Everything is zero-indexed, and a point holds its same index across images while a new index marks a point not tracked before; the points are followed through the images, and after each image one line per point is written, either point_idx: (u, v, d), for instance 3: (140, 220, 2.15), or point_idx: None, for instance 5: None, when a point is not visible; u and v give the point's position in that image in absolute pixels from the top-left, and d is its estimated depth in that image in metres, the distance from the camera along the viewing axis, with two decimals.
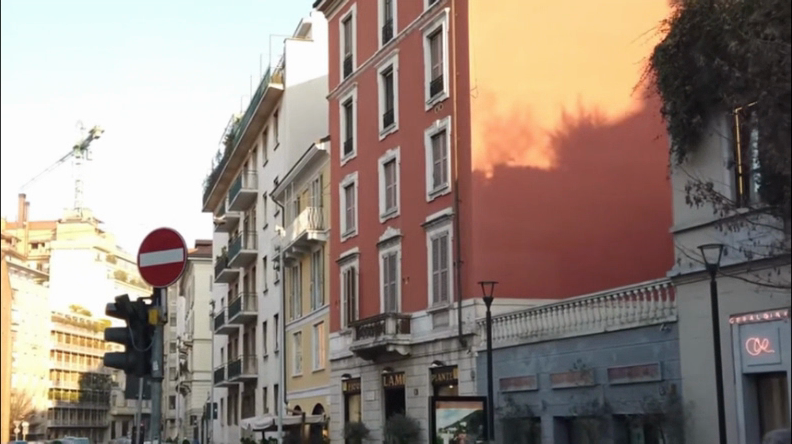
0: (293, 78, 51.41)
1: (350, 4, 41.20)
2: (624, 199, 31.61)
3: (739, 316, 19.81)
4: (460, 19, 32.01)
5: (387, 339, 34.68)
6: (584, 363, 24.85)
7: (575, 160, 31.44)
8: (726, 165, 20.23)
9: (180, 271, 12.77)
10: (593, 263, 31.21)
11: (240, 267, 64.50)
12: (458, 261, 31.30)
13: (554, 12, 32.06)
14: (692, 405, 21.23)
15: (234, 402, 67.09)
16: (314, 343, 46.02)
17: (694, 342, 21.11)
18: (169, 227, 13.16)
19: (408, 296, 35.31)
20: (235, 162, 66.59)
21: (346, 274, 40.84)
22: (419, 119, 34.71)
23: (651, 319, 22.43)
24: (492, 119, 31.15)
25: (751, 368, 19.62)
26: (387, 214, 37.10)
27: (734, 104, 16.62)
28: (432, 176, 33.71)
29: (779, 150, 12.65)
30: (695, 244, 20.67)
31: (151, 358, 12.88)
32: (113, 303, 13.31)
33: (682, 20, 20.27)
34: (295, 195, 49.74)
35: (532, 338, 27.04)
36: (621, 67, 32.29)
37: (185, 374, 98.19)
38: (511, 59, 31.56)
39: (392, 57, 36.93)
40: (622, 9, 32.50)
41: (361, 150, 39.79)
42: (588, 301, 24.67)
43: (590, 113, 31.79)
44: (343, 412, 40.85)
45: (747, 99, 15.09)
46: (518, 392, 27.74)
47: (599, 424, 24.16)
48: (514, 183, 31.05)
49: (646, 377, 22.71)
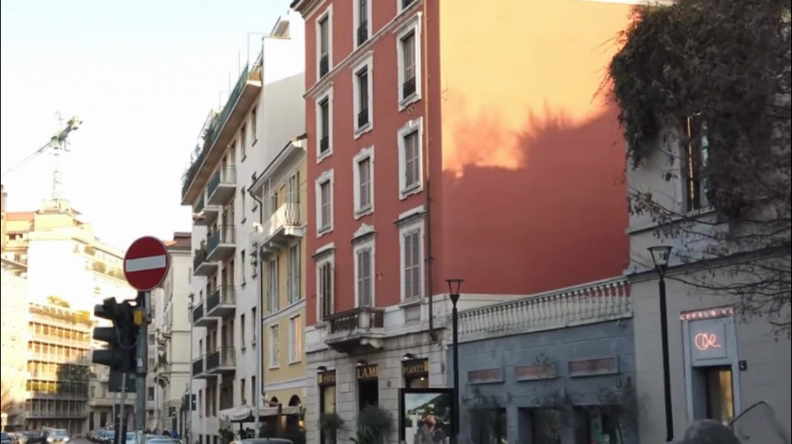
0: (272, 76, 52.37)
1: (326, 5, 42.21)
2: (586, 200, 32.75)
3: (690, 313, 20.97)
4: (431, 23, 33.12)
5: (361, 332, 35.82)
6: (546, 357, 26.09)
7: (541, 161, 32.62)
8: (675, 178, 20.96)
9: (162, 277, 13.89)
10: (555, 260, 32.36)
11: (218, 260, 65.47)
12: (429, 257, 32.43)
13: (521, 17, 33.22)
14: (645, 397, 22.46)
15: (212, 394, 68.09)
16: (291, 336, 47.12)
17: (647, 337, 22.34)
18: (153, 235, 14.23)
19: (380, 291, 36.46)
20: (213, 156, 67.48)
21: (321, 270, 41.91)
22: (392, 120, 35.83)
23: (609, 315, 23.63)
24: (462, 121, 32.31)
25: (700, 362, 20.82)
26: (362, 210, 38.18)
27: (671, 122, 17.78)
28: (405, 175, 34.81)
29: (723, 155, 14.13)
30: (642, 247, 21.92)
31: (136, 355, 13.99)
32: (100, 305, 14.38)
33: (637, 32, 21.09)
34: (272, 190, 50.77)
35: (498, 333, 28.23)
36: (584, 72, 33.50)
37: (163, 365, 98.99)
38: (479, 62, 32.69)
39: (366, 58, 38.00)
40: (587, 17, 33.70)
41: (337, 148, 40.82)
42: (551, 297, 25.89)
43: (556, 115, 32.96)
44: (318, 403, 41.98)
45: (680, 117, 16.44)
46: (484, 384, 28.93)
47: (561, 415, 25.44)
48: (482, 181, 32.23)
49: (603, 370, 23.95)
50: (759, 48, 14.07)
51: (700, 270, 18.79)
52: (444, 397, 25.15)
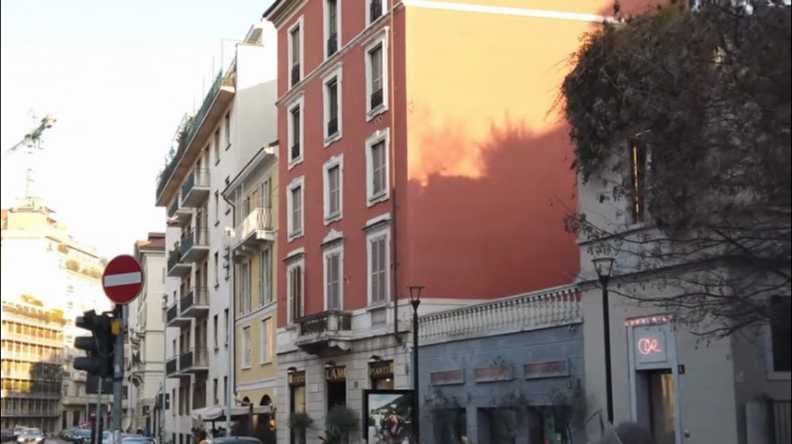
0: (245, 82, 53.48)
1: (298, 16, 43.40)
2: (542, 209, 34.04)
3: (634, 320, 22.19)
4: (398, 38, 34.48)
5: (329, 334, 37.18)
6: (503, 359, 27.48)
7: (502, 170, 33.96)
8: (598, 201, 21.43)
9: (140, 291, 15.21)
10: (511, 266, 33.68)
11: (192, 261, 66.51)
12: (394, 263, 33.77)
13: (483, 33, 34.63)
14: (593, 398, 23.90)
15: (185, 394, 69.14)
16: (263, 337, 48.31)
17: (595, 341, 23.75)
18: (128, 254, 15.50)
19: (348, 295, 37.76)
20: (187, 159, 68.50)
21: (292, 273, 43.16)
22: (360, 130, 37.14)
23: (561, 320, 25.06)
24: (427, 132, 33.69)
25: (643, 365, 22.02)
26: (331, 217, 39.44)
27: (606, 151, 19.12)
28: (372, 183, 36.11)
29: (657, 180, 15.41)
30: (588, 261, 23.40)
31: (113, 361, 15.33)
32: (81, 315, 15.66)
33: (588, 55, 21.70)
34: (245, 195, 51.98)
35: (459, 336, 29.60)
36: (543, 84, 34.86)
37: (137, 364, 99.64)
38: (442, 76, 34.08)
39: (336, 68, 39.28)
40: (546, 33, 35.07)
41: (307, 155, 42.06)
42: (508, 302, 27.29)
43: (517, 127, 34.35)
44: (289, 403, 43.25)
45: (618, 141, 17.81)
46: (446, 385, 30.29)
47: (516, 414, 26.81)
48: (446, 190, 33.61)
49: (554, 372, 25.35)
50: (678, 84, 15.23)
51: (630, 282, 20.30)
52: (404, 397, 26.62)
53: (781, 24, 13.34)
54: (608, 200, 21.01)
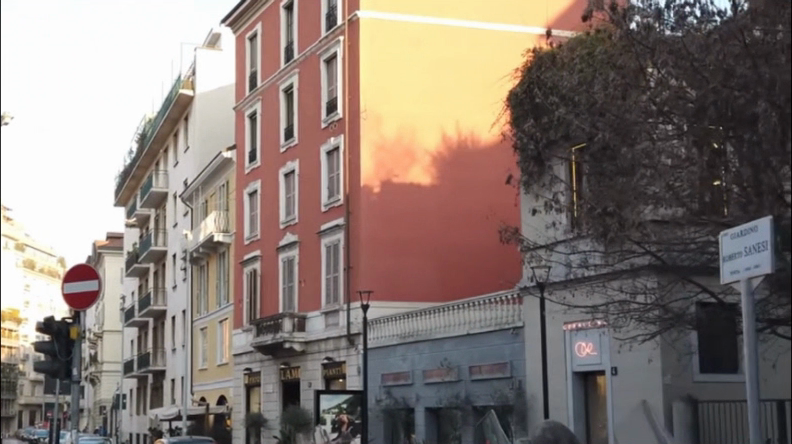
0: (203, 85, 54.20)
1: (256, 23, 44.24)
2: (487, 217, 35.13)
3: (571, 324, 23.38)
4: (351, 48, 35.53)
5: (284, 336, 38.08)
6: (450, 361, 28.61)
7: (451, 178, 35.05)
8: (530, 212, 22.62)
9: (97, 297, 16.12)
10: (459, 272, 34.73)
11: (150, 262, 67.10)
12: (347, 267, 34.77)
13: (434, 43, 35.73)
14: (533, 398, 25.07)
15: (142, 393, 69.74)
16: (219, 337, 49.07)
17: (534, 345, 24.94)
18: (85, 263, 16.38)
19: (303, 298, 38.72)
20: (146, 160, 68.95)
21: (248, 276, 44.00)
22: (315, 136, 38.10)
23: (504, 323, 26.21)
24: (379, 139, 34.78)
25: (579, 367, 23.19)
26: (287, 221, 40.34)
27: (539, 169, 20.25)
28: (327, 189, 37.04)
29: (584, 198, 16.49)
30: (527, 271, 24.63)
31: (71, 365, 16.16)
32: (40, 321, 16.47)
33: (528, 71, 22.79)
34: (203, 198, 52.74)
35: (408, 338, 30.67)
36: (491, 94, 36.03)
37: (94, 364, 99.76)
38: (393, 85, 35.14)
39: (293, 75, 40.14)
40: (494, 46, 36.28)
41: (264, 160, 42.94)
42: (455, 306, 28.41)
43: (466, 135, 35.48)
44: (245, 403, 44.09)
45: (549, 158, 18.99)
46: (396, 386, 31.36)
47: (461, 414, 27.93)
48: (398, 197, 34.69)
49: (497, 373, 26.49)
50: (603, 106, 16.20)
51: (564, 290, 21.57)
52: (351, 399, 27.75)
53: (691, 55, 14.47)
54: (539, 212, 22.12)
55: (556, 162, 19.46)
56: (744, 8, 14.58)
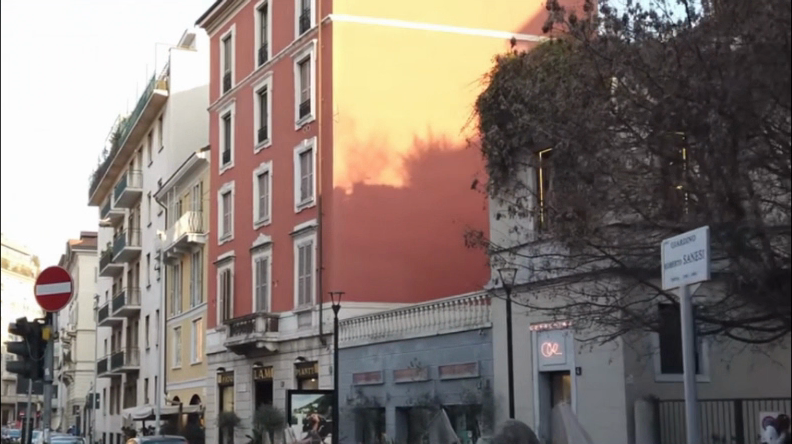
0: (177, 86, 54.35)
1: (230, 24, 44.49)
2: (457, 219, 35.58)
3: (538, 325, 23.86)
4: (325, 51, 35.84)
5: (257, 336, 38.41)
6: (420, 361, 29.04)
7: (422, 180, 35.52)
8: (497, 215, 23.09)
9: (70, 299, 16.43)
10: (429, 273, 35.17)
11: (124, 262, 67.15)
12: (320, 268, 35.12)
13: (407, 47, 36.14)
14: (500, 397, 25.51)
15: (116, 392, 69.74)
16: (193, 337, 49.28)
17: (502, 345, 25.39)
18: (57, 266, 16.68)
19: (276, 298, 39.03)
20: (120, 160, 68.98)
21: (222, 276, 44.24)
22: (288, 138, 38.43)
23: (474, 324, 26.66)
24: (352, 141, 35.16)
25: (545, 367, 23.68)
26: (260, 221, 40.66)
27: None
28: (300, 190, 37.38)
29: (546, 202, 16.96)
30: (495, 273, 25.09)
31: (43, 365, 16.45)
32: (13, 322, 16.74)
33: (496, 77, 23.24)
34: (177, 198, 52.93)
35: (380, 338, 31.07)
36: (462, 98, 36.52)
37: (67, 364, 99.46)
38: (366, 89, 35.51)
39: (267, 77, 40.45)
40: (466, 51, 36.75)
41: (238, 161, 43.23)
42: (426, 307, 28.84)
43: (438, 138, 35.94)
44: (218, 403, 44.31)
45: (516, 164, 19.46)
46: (367, 385, 31.75)
47: (431, 413, 28.35)
48: (369, 198, 35.09)
49: (465, 373, 26.91)
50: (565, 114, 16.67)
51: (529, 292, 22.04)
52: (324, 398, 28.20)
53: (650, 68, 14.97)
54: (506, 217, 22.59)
55: (522, 167, 19.92)
56: (700, 22, 15.07)
